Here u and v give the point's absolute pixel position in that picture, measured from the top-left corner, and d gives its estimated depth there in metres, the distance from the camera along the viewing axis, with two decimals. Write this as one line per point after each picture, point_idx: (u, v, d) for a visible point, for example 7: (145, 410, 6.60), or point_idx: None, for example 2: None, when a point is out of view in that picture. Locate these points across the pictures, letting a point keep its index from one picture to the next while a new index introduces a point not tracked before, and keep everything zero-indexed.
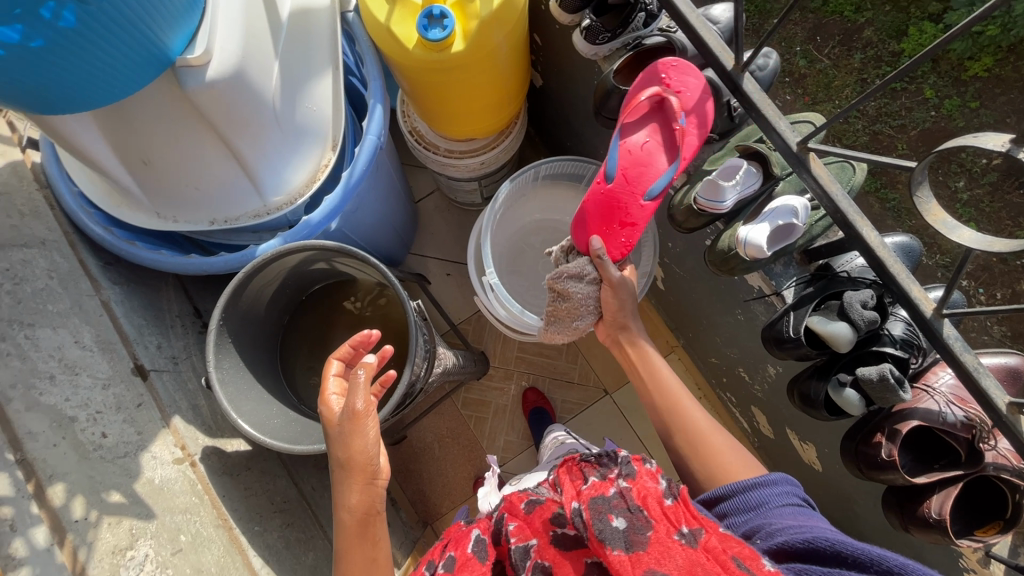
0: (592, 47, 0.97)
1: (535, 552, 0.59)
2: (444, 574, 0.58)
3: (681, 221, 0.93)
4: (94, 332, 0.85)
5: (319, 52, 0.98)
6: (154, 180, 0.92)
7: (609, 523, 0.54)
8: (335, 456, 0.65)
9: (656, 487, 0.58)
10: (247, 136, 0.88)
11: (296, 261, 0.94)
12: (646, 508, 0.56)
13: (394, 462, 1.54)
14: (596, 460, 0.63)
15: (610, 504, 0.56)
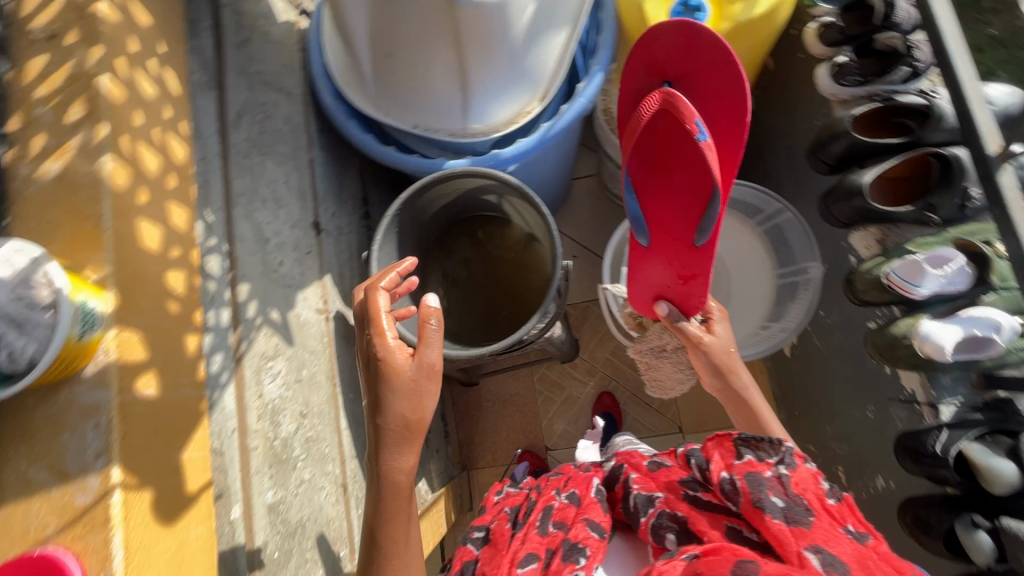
0: (834, 86, 0.93)
1: (660, 504, 0.58)
2: (569, 506, 0.61)
3: (859, 290, 0.88)
4: (299, 180, 0.98)
5: (565, 10, 1.03)
6: (387, 73, 1.03)
7: (766, 499, 0.49)
8: (399, 417, 0.58)
9: (817, 481, 0.51)
10: (481, 60, 0.96)
11: (473, 185, 1.01)
12: (806, 497, 0.49)
13: (458, 401, 1.62)
14: (751, 439, 0.56)
15: (765, 482, 0.51)
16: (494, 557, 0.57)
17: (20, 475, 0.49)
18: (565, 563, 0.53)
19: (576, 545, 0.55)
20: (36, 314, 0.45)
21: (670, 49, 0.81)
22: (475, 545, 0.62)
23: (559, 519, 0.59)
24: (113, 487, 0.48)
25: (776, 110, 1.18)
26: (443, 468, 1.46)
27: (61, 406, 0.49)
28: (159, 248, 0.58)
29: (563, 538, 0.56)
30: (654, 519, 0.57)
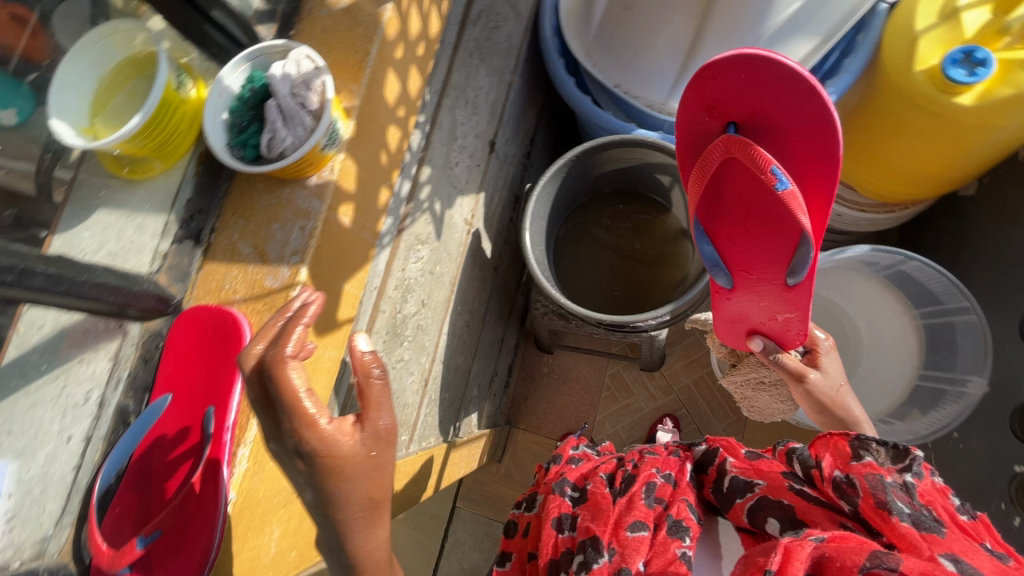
0: None
1: (761, 489, 0.61)
2: (665, 485, 0.66)
3: None
4: (495, 97, 1.01)
5: (825, 19, 0.94)
6: (614, 25, 1.01)
7: (892, 501, 0.49)
8: (352, 549, 0.46)
9: (946, 495, 0.50)
10: (717, 44, 0.93)
11: (653, 160, 0.98)
12: (935, 509, 0.49)
13: (526, 361, 1.63)
14: (870, 441, 0.56)
15: (888, 484, 0.51)
16: (598, 514, 0.64)
17: (229, 244, 0.56)
18: (672, 538, 0.58)
19: (678, 521, 0.60)
20: (300, 113, 0.50)
21: (735, 88, 0.59)
22: (572, 500, 0.70)
23: (659, 495, 0.64)
24: (298, 282, 0.54)
25: (1003, 206, 1.05)
26: (493, 411, 1.50)
27: (281, 200, 0.56)
28: (393, 103, 0.63)
29: (664, 513, 0.61)
30: (752, 501, 0.60)
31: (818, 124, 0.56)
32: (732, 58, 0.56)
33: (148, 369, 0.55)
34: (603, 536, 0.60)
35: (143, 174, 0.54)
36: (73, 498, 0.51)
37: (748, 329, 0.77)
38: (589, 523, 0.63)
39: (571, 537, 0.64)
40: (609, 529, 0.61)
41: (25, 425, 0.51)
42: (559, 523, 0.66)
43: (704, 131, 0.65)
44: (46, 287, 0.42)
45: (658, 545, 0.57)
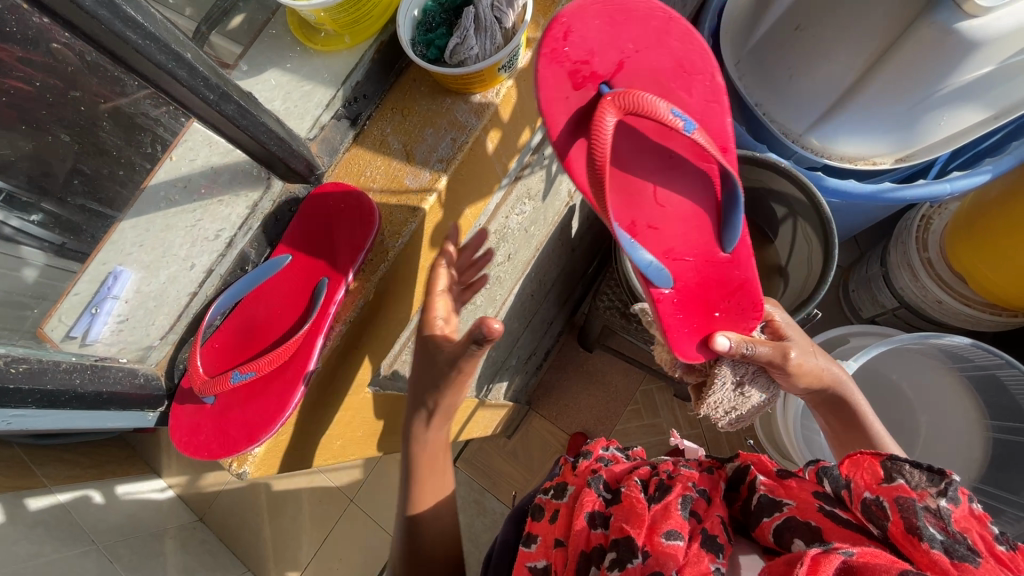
0: None
1: (790, 509, 0.51)
2: (699, 500, 0.57)
3: None
4: None
5: (1006, 94, 0.85)
6: (775, 42, 0.97)
7: (923, 525, 0.44)
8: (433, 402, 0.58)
9: (982, 523, 0.44)
10: (880, 92, 0.87)
11: (776, 189, 0.94)
12: (971, 538, 0.43)
13: (562, 351, 1.58)
14: (904, 465, 0.49)
15: (920, 509, 0.45)
16: (631, 515, 0.55)
17: (380, 135, 0.57)
18: (706, 554, 0.51)
19: (714, 539, 0.52)
20: (493, 27, 0.52)
21: (598, 41, 0.59)
22: (604, 499, 0.61)
23: (693, 508, 0.56)
24: (435, 189, 0.54)
25: None
26: (520, 387, 1.44)
27: (440, 108, 0.57)
28: None
29: (699, 526, 0.54)
30: (780, 521, 0.50)
31: (697, 58, 0.63)
32: (582, 4, 0.58)
33: (278, 226, 0.56)
34: (637, 538, 0.52)
35: (331, 47, 0.56)
36: (180, 321, 0.54)
37: (703, 333, 0.69)
38: (622, 523, 0.55)
39: (603, 535, 0.56)
40: (643, 532, 0.53)
41: (155, 243, 0.55)
42: (591, 518, 0.58)
43: (575, 102, 0.59)
44: (234, 117, 0.44)
45: (692, 556, 0.50)
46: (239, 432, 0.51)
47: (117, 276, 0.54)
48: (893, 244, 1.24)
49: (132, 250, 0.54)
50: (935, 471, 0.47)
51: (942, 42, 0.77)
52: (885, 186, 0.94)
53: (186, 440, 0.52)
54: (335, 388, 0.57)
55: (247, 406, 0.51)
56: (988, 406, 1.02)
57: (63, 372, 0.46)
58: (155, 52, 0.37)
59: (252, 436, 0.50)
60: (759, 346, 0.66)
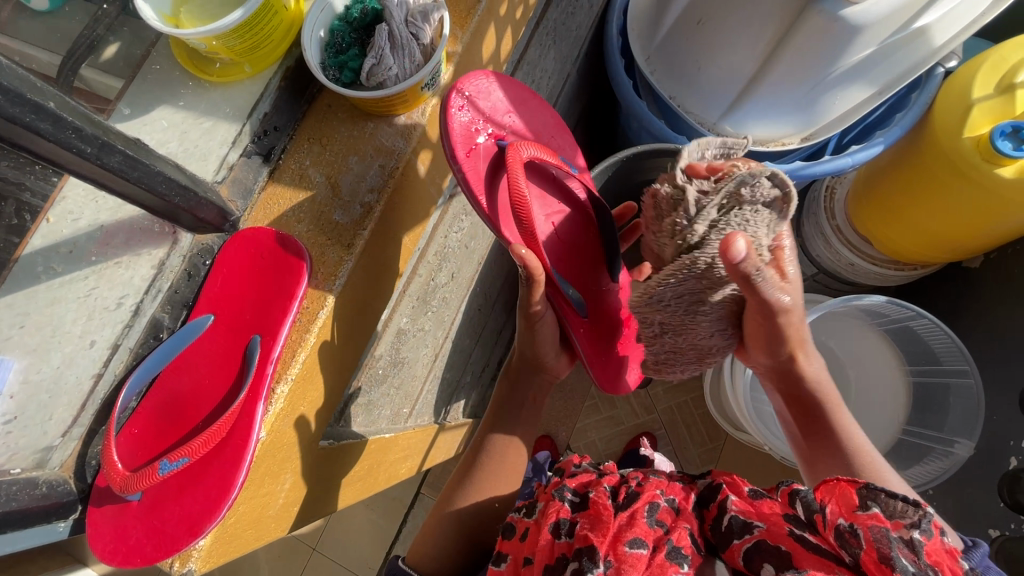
0: None
1: (759, 532, 0.52)
2: (666, 510, 0.57)
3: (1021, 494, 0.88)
4: (555, 83, 0.99)
5: (885, 70, 0.93)
6: (679, 37, 1.00)
7: (896, 557, 0.43)
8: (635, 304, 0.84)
9: (952, 556, 0.44)
10: (781, 78, 0.92)
11: None
12: (940, 571, 0.43)
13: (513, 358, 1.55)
14: (880, 491, 0.48)
15: (893, 539, 0.45)
16: (596, 523, 0.55)
17: (299, 169, 0.51)
18: (669, 564, 0.51)
19: (679, 548, 0.52)
20: (411, 44, 0.48)
21: (487, 110, 0.64)
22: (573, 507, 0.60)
23: (660, 517, 0.56)
24: (369, 223, 0.51)
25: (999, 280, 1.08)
26: (476, 402, 1.40)
27: (363, 134, 0.52)
28: (486, 60, 0.61)
29: (665, 537, 0.53)
30: (750, 544, 0.51)
31: (549, 125, 0.75)
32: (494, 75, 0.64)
33: (191, 285, 0.50)
34: (600, 547, 0.52)
35: (230, 77, 0.51)
36: (85, 412, 0.46)
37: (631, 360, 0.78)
38: (586, 532, 0.55)
39: (568, 543, 0.55)
40: (607, 542, 0.53)
41: (41, 323, 0.46)
42: (557, 528, 0.58)
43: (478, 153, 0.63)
44: (121, 169, 0.38)
45: (656, 566, 0.50)
46: (179, 527, 0.44)
47: None
48: (806, 216, 1.33)
49: (10, 334, 0.45)
50: (911, 505, 0.46)
51: (830, 29, 0.82)
52: (797, 164, 1.00)
53: (113, 550, 0.44)
54: (287, 451, 0.52)
55: (184, 496, 0.45)
56: (906, 353, 1.11)
57: None
58: (7, 105, 0.30)
59: (193, 529, 0.43)
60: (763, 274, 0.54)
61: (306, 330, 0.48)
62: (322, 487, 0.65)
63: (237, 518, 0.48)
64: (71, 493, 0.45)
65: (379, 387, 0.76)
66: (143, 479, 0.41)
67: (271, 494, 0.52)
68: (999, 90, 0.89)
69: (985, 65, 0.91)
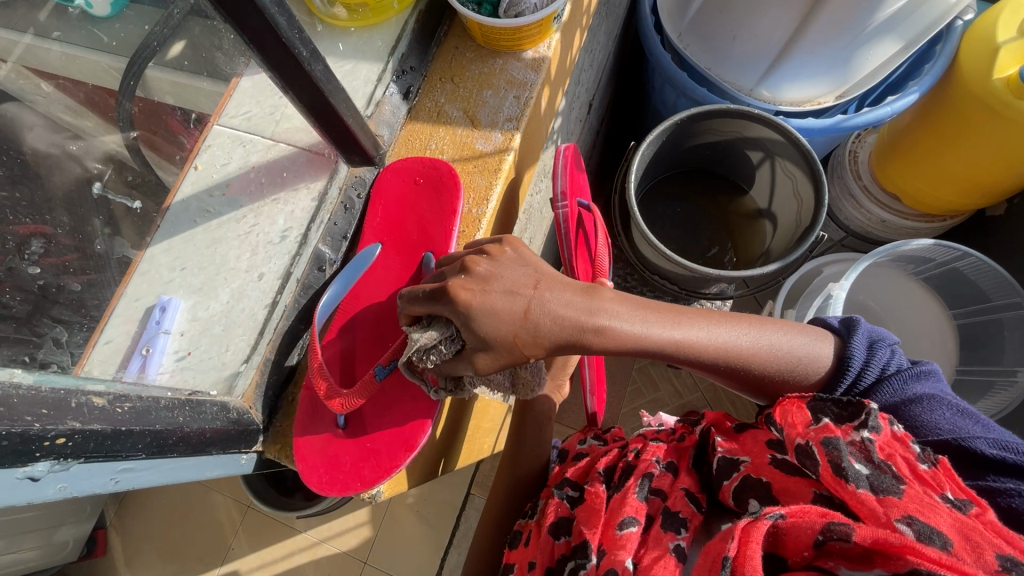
0: None
1: (746, 468, 0.41)
2: (660, 475, 0.50)
3: None
4: (605, 52, 1.03)
5: (915, 23, 0.95)
6: (711, 10, 1.00)
7: (847, 463, 0.34)
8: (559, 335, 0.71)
9: (905, 442, 0.34)
10: (819, 34, 0.93)
11: (753, 137, 1.00)
12: (896, 464, 0.33)
13: None
14: (829, 398, 0.38)
15: (845, 444, 0.35)
16: (591, 515, 0.51)
17: (435, 106, 0.54)
18: (665, 532, 0.45)
19: (674, 514, 0.46)
20: None
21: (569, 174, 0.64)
22: (570, 502, 0.55)
23: (656, 486, 0.49)
24: (511, 148, 0.52)
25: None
26: None
27: (493, 70, 0.55)
28: (585, 9, 0.64)
29: (662, 504, 0.48)
30: (738, 482, 0.41)
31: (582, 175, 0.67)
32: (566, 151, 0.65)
33: (348, 217, 0.50)
34: (593, 540, 0.48)
35: (375, 18, 0.54)
36: (263, 336, 0.46)
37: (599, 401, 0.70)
38: (581, 527, 0.50)
39: (566, 543, 0.51)
40: (600, 531, 0.48)
41: (201, 263, 0.48)
42: (556, 528, 0.53)
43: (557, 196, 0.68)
44: (321, 80, 0.40)
45: (651, 539, 0.45)
46: (394, 444, 0.44)
47: (165, 308, 0.46)
48: (831, 179, 1.34)
49: (172, 277, 0.48)
50: (856, 402, 0.37)
51: None
52: (838, 118, 1.03)
53: (327, 479, 0.43)
54: None
55: (391, 412, 0.45)
56: (951, 296, 1.01)
57: (166, 410, 0.37)
58: None
59: (410, 444, 0.44)
60: (439, 343, 0.37)
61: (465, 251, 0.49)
62: (449, 440, 0.64)
63: None
64: (254, 422, 0.44)
65: None
66: (368, 383, 0.42)
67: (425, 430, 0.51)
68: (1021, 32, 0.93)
69: (1004, 12, 0.96)
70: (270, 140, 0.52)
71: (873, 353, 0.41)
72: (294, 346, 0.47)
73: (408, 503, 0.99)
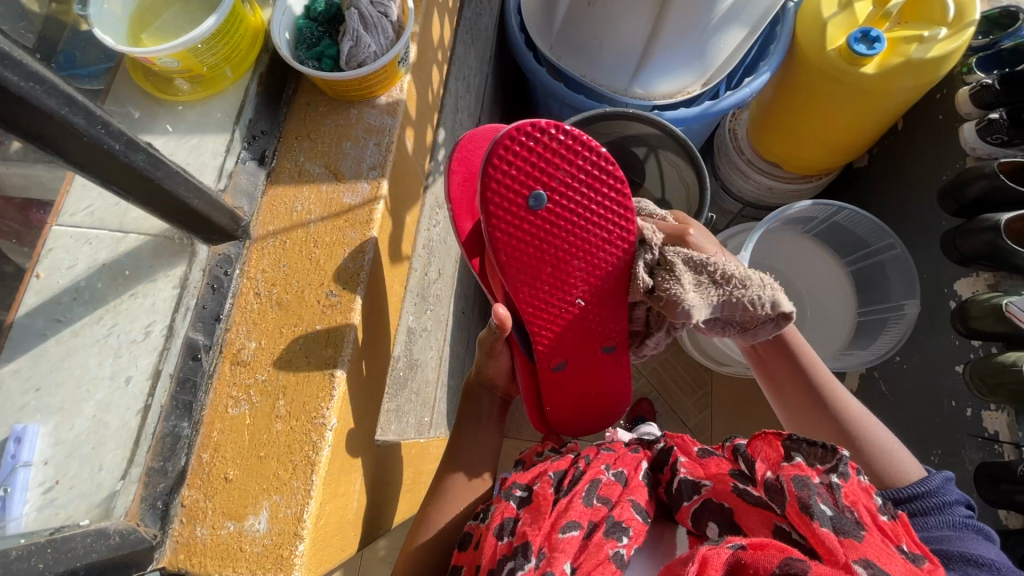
0: (979, 140, 0.93)
1: (707, 492, 0.45)
2: (611, 482, 0.52)
3: (970, 316, 0.83)
4: (479, 73, 1.05)
5: (754, 10, 1.03)
6: (571, 22, 1.04)
7: (814, 503, 0.37)
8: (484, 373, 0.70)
9: (869, 493, 0.39)
10: (671, 32, 0.98)
11: (635, 136, 1.05)
12: (858, 512, 0.37)
13: None
14: (804, 440, 0.43)
15: (814, 486, 0.39)
16: (535, 517, 0.50)
17: (296, 166, 0.53)
18: (606, 539, 0.45)
19: (619, 523, 0.47)
20: (382, 22, 0.52)
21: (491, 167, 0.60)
22: (517, 504, 0.53)
23: (603, 494, 0.50)
24: (380, 197, 0.52)
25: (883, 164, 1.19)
26: None
27: (349, 121, 0.54)
28: (436, 45, 0.65)
29: (607, 513, 0.48)
30: (697, 505, 0.45)
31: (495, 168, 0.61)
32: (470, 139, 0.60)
33: (217, 298, 0.48)
34: (534, 540, 0.47)
35: (211, 88, 0.51)
36: (142, 446, 0.43)
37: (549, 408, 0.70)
38: (525, 527, 0.49)
39: (509, 543, 0.48)
40: (543, 532, 0.47)
41: (58, 379, 0.44)
42: (500, 529, 0.50)
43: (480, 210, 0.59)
44: (146, 168, 0.38)
45: (591, 547, 0.45)
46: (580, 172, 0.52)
47: (21, 438, 0.42)
48: (718, 158, 1.39)
49: (26, 401, 0.43)
50: (829, 448, 0.41)
51: None
52: (706, 104, 1.09)
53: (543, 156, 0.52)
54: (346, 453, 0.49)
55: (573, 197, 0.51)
56: (840, 247, 1.08)
57: (19, 561, 0.35)
58: (43, 97, 0.30)
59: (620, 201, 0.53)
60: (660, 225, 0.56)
61: (350, 312, 0.48)
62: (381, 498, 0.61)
63: (317, 523, 0.44)
64: (145, 538, 0.41)
65: (401, 391, 0.73)
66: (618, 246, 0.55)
67: (346, 496, 0.50)
68: (841, 7, 1.02)
69: None
70: (117, 231, 0.47)
71: (938, 488, 0.46)
72: (177, 448, 0.44)
73: (368, 562, 0.95)
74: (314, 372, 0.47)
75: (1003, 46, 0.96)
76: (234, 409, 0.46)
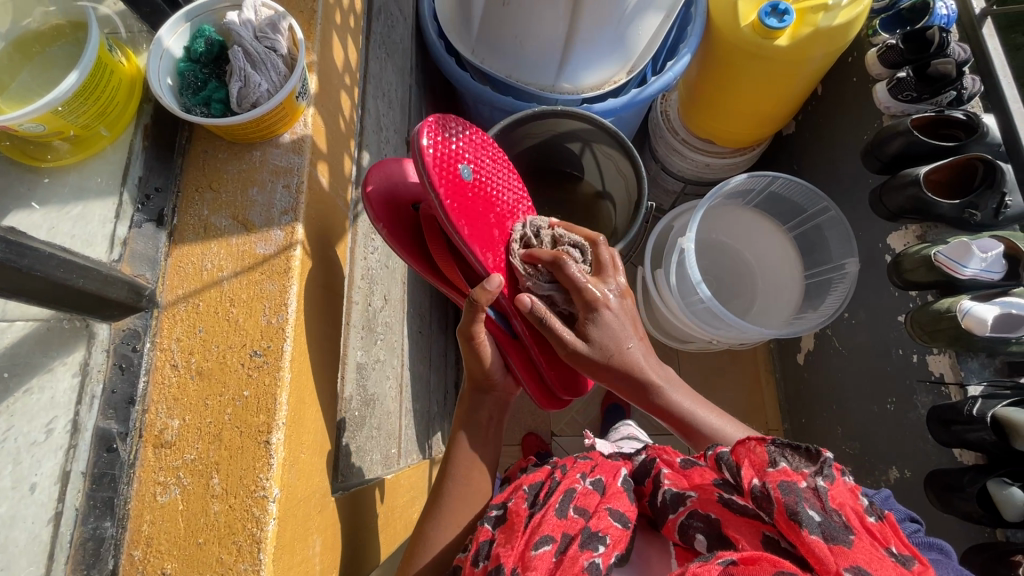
0: (891, 99, 0.92)
1: (692, 502, 0.46)
2: (591, 492, 0.50)
3: (905, 268, 0.85)
4: (402, 86, 1.02)
5: None
6: (487, 25, 1.02)
7: (803, 510, 0.37)
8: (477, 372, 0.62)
9: (855, 494, 0.38)
10: (587, 24, 0.97)
11: (566, 132, 1.03)
12: (845, 515, 0.37)
13: None
14: (788, 443, 0.41)
15: (802, 493, 0.38)
16: (510, 536, 0.48)
17: (200, 221, 0.49)
18: (582, 550, 0.44)
19: (595, 533, 0.46)
20: (271, 57, 0.48)
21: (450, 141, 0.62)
22: (493, 524, 0.51)
23: (581, 504, 0.49)
24: (296, 242, 0.48)
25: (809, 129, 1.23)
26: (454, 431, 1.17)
27: (253, 164, 0.50)
28: (341, 69, 0.63)
29: (583, 525, 0.47)
30: (684, 517, 0.45)
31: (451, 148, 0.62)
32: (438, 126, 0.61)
33: (128, 378, 0.44)
34: (508, 561, 0.45)
35: (90, 148, 0.47)
36: (59, 559, 0.40)
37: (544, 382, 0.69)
38: (498, 549, 0.47)
39: (485, 567, 0.47)
40: (516, 551, 0.46)
41: None
42: (476, 555, 0.49)
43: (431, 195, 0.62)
44: (8, 257, 0.35)
45: (566, 561, 0.43)
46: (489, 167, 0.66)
47: None
48: (654, 140, 1.39)
49: None
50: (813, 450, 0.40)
51: None
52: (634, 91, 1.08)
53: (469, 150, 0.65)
54: (298, 519, 0.45)
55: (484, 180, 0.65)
56: (779, 214, 1.09)
57: None
58: None
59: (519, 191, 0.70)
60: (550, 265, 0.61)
61: (278, 368, 0.45)
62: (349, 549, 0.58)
63: None
64: None
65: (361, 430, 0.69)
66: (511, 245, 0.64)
67: (305, 562, 0.46)
68: None
69: None
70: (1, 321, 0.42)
71: None
72: (103, 552, 0.41)
73: None
74: (248, 442, 0.43)
75: (902, 6, 0.98)
76: (164, 496, 0.42)
